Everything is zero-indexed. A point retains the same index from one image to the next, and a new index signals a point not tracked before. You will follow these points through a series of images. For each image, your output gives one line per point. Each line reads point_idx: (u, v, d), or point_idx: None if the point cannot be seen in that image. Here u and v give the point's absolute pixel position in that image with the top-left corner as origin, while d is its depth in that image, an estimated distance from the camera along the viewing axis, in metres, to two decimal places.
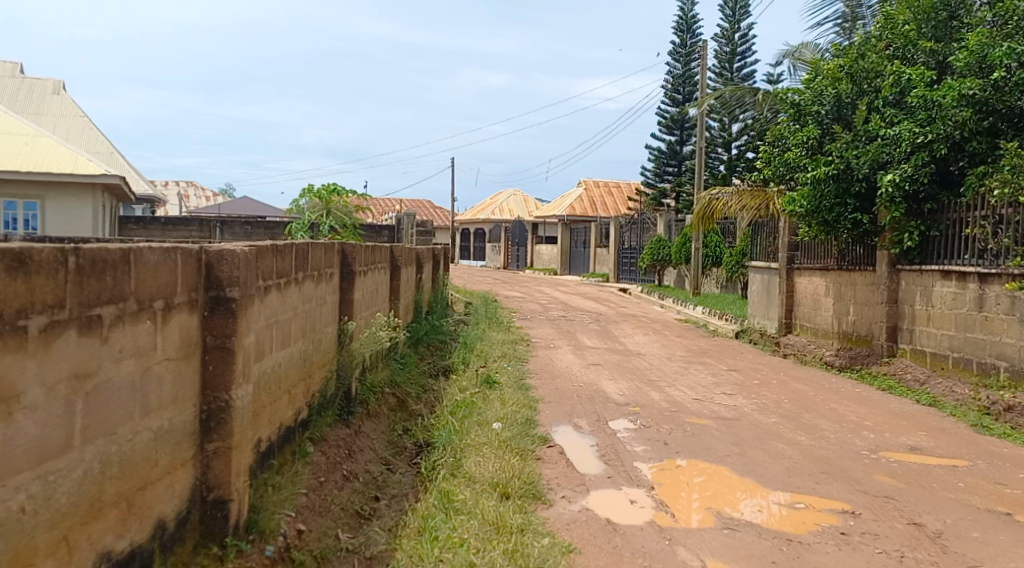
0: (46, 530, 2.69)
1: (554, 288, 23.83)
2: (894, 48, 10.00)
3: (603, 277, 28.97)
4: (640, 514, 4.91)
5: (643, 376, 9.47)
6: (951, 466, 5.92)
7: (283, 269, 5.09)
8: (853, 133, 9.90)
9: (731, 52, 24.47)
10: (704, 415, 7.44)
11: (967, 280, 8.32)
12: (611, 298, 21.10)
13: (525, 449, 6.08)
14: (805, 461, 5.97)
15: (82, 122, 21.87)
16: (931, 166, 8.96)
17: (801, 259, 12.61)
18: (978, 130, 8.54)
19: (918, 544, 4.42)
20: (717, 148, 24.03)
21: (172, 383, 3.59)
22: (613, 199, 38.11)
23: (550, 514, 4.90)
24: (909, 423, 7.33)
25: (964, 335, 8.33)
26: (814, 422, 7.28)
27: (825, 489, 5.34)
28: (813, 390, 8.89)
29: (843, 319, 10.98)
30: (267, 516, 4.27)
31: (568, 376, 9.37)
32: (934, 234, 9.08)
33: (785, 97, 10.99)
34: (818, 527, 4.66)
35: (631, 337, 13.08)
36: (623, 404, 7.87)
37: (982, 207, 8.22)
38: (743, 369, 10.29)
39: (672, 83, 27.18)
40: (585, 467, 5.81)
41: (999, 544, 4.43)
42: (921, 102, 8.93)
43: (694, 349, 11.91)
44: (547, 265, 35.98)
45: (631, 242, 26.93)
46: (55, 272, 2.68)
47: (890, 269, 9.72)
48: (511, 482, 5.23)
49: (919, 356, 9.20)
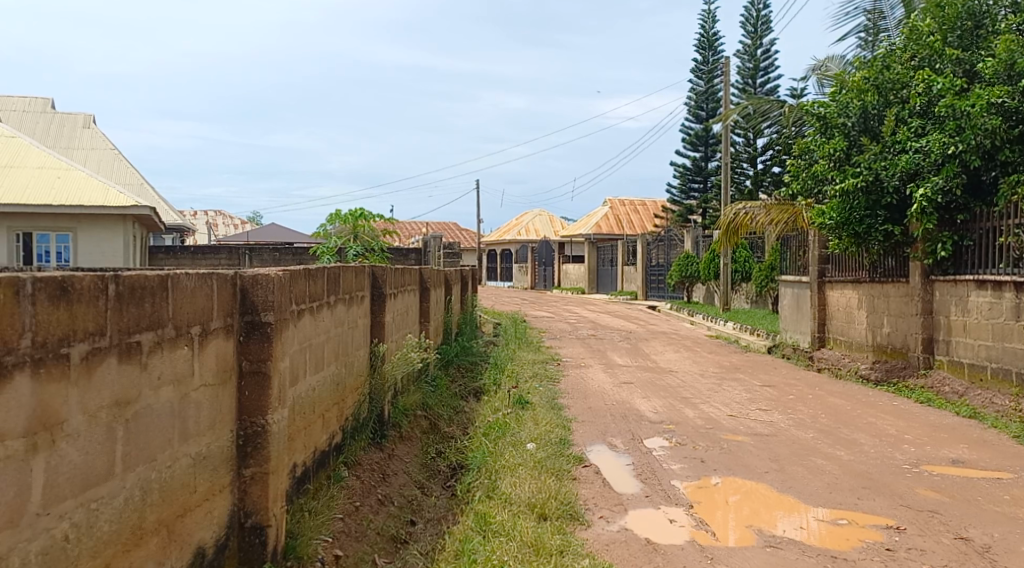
0: (91, 558, 2.71)
1: (581, 307, 23.82)
2: (921, 57, 9.94)
3: (631, 295, 28.85)
4: (679, 533, 4.86)
5: (676, 393, 9.39)
6: (996, 479, 5.78)
7: (315, 294, 5.13)
8: (881, 145, 9.82)
9: (754, 68, 24.44)
10: (740, 432, 7.35)
11: (1002, 288, 8.18)
12: (640, 315, 21.02)
13: (560, 469, 6.05)
14: (845, 476, 5.87)
15: (112, 153, 22.34)
16: (963, 176, 8.85)
17: (832, 272, 12.48)
18: (1011, 137, 8.42)
19: (966, 559, 4.31)
20: (743, 163, 23.93)
21: (209, 409, 3.63)
22: (640, 217, 38.05)
23: (588, 535, 4.86)
24: (951, 435, 7.18)
25: (1003, 345, 8.15)
26: (853, 436, 7.16)
27: (868, 504, 5.24)
28: (850, 404, 8.76)
29: (877, 331, 10.83)
30: (304, 542, 4.29)
31: (601, 395, 9.32)
32: (967, 243, 8.95)
33: (809, 109, 10.92)
34: (863, 544, 4.57)
35: (662, 355, 12.98)
36: (657, 422, 7.80)
37: (1016, 215, 8.08)
38: (777, 384, 10.18)
39: (694, 100, 27.18)
40: (621, 486, 5.76)
41: None
42: (950, 111, 8.85)
43: (727, 365, 11.79)
44: (574, 284, 35.96)
45: (659, 259, 26.84)
46: (96, 300, 2.72)
47: (923, 280, 9.58)
48: (548, 503, 5.21)
49: (956, 368, 9.03)
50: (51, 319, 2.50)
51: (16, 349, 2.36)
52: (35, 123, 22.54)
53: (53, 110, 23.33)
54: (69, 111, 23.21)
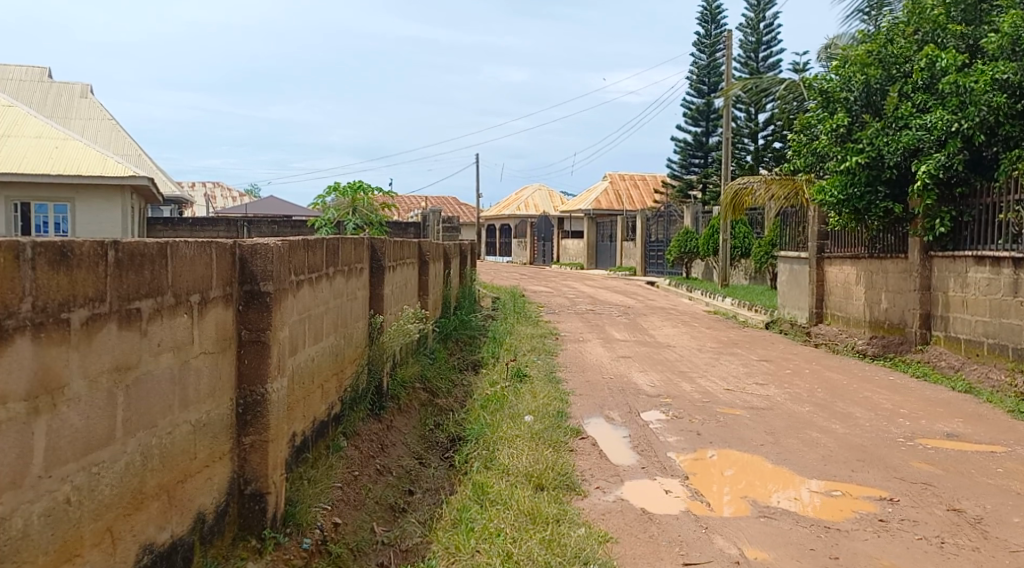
0: (91, 521, 2.73)
1: (580, 283, 23.85)
2: (924, 31, 9.87)
3: (631, 270, 28.85)
4: (675, 503, 4.91)
5: (673, 367, 9.45)
6: (989, 452, 5.83)
7: (314, 265, 5.14)
8: (883, 121, 9.77)
9: (757, 41, 24.26)
10: (736, 405, 7.40)
11: (1001, 265, 8.20)
12: (639, 291, 21.03)
13: (557, 441, 6.09)
14: (840, 449, 5.92)
15: (110, 125, 22.22)
16: (964, 151, 8.81)
17: (831, 248, 12.50)
18: (1013, 113, 8.39)
19: (958, 530, 4.37)
20: (743, 138, 23.79)
21: (210, 376, 3.65)
22: (640, 192, 37.99)
23: (585, 504, 4.91)
24: (945, 410, 7.24)
25: (1000, 321, 8.19)
26: (849, 410, 7.21)
27: (862, 476, 5.30)
28: (846, 379, 8.81)
29: (875, 307, 10.85)
30: (303, 509, 4.33)
31: (599, 368, 9.38)
32: (967, 220, 8.95)
33: (810, 85, 10.85)
34: (856, 515, 4.62)
35: (660, 330, 13.02)
36: (654, 395, 7.85)
37: (1017, 191, 8.08)
38: (774, 358, 10.23)
39: (697, 74, 26.95)
40: (618, 458, 5.81)
41: None
42: (953, 86, 8.82)
43: (724, 341, 11.83)
44: (574, 259, 35.92)
45: (659, 234, 26.79)
46: (95, 266, 2.72)
47: (923, 256, 9.59)
48: (546, 473, 5.26)
49: (953, 343, 9.07)
50: (51, 283, 2.50)
51: (16, 312, 2.36)
52: (31, 93, 22.40)
53: (50, 80, 23.21)
54: (66, 81, 23.04)
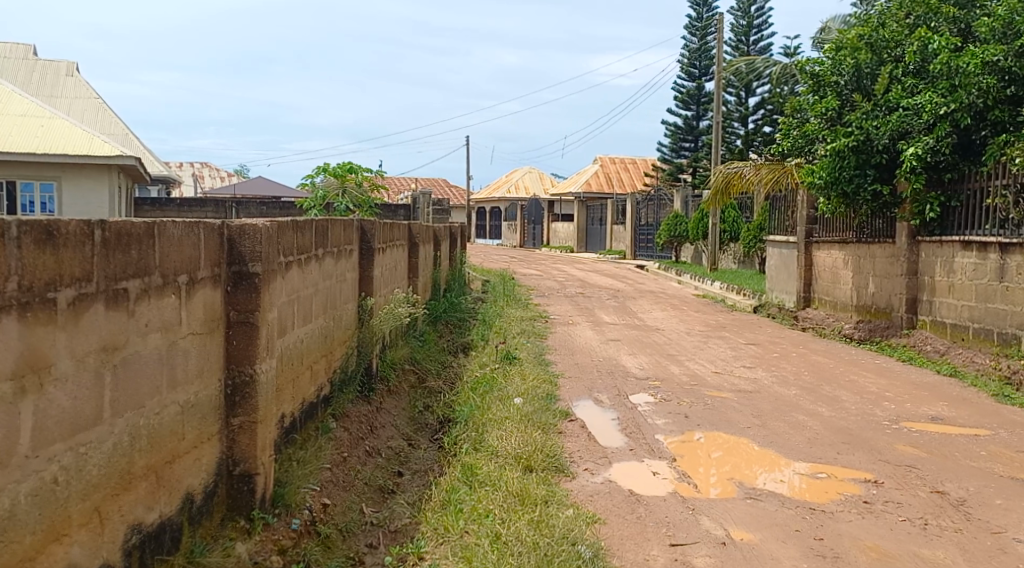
0: (79, 500, 2.73)
1: (570, 266, 23.87)
2: (916, 15, 9.83)
3: (620, 254, 28.88)
4: (662, 485, 4.94)
5: (662, 350, 9.50)
6: (973, 436, 5.89)
7: (303, 246, 5.12)
8: (872, 104, 9.76)
9: (748, 25, 24.20)
10: (724, 388, 7.45)
11: (988, 250, 8.25)
12: (628, 274, 21.07)
13: (546, 423, 6.11)
14: (826, 432, 5.97)
15: (96, 104, 21.97)
16: (953, 136, 8.84)
17: (819, 233, 12.55)
18: (1002, 98, 8.44)
19: (941, 512, 4.41)
20: (734, 122, 23.79)
21: (198, 357, 3.64)
22: (630, 175, 37.97)
23: (573, 486, 4.94)
24: (930, 393, 7.31)
25: (986, 306, 8.26)
26: (835, 393, 7.27)
27: (847, 459, 5.35)
28: (833, 362, 8.88)
29: (862, 292, 10.92)
30: (292, 490, 4.32)
31: (588, 351, 9.41)
32: (954, 205, 9.00)
33: (803, 68, 10.85)
34: (840, 496, 4.67)
35: (649, 313, 13.06)
36: (642, 378, 7.90)
37: (1004, 176, 8.12)
38: (761, 342, 10.29)
39: (688, 58, 26.87)
40: (606, 440, 5.85)
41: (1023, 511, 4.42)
42: (945, 70, 8.83)
43: (713, 324, 11.87)
44: (564, 243, 35.93)
45: (649, 218, 26.82)
46: (82, 245, 2.70)
47: (910, 240, 9.65)
48: (534, 454, 5.27)
49: (939, 328, 9.15)
50: (37, 262, 2.48)
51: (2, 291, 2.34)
52: (16, 70, 22.09)
53: (35, 58, 22.94)
54: (51, 59, 22.73)
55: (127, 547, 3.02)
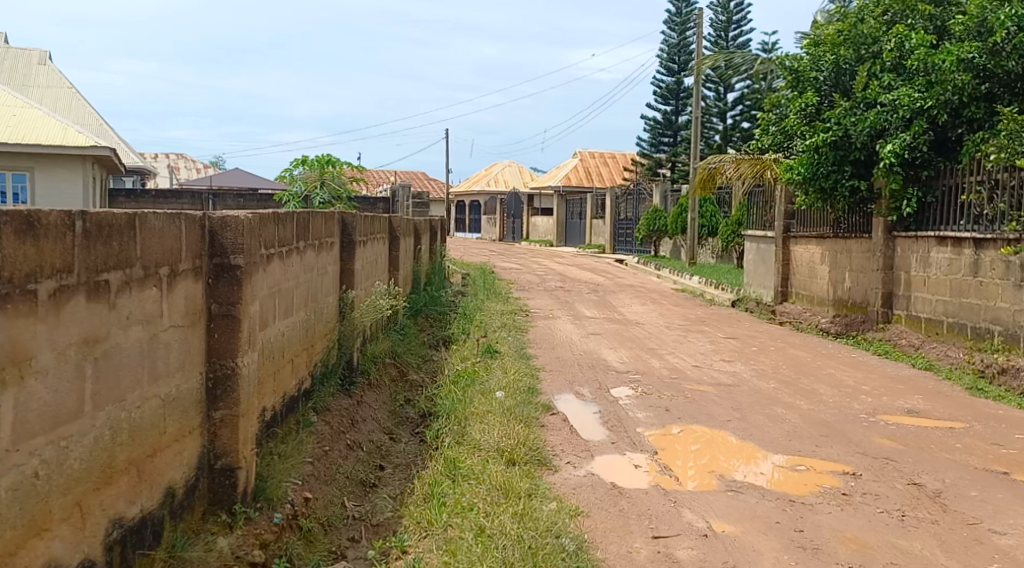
0: (61, 495, 2.69)
1: (548, 260, 23.89)
2: (893, 12, 9.93)
3: (599, 248, 28.96)
4: (643, 477, 4.98)
5: (642, 344, 9.55)
6: (948, 428, 5.99)
7: (284, 238, 5.07)
8: (851, 101, 9.81)
9: (727, 20, 24.34)
10: (704, 382, 7.51)
11: (962, 245, 8.38)
12: (607, 268, 21.15)
13: (528, 417, 6.11)
14: (805, 425, 6.03)
15: (70, 93, 21.62)
16: (930, 132, 8.96)
17: (796, 228, 12.66)
18: (977, 95, 8.55)
19: (918, 503, 4.48)
20: (712, 117, 23.92)
21: (179, 350, 3.60)
22: (610, 170, 38.09)
23: (556, 479, 4.95)
24: (906, 386, 7.41)
25: (960, 301, 8.39)
26: (813, 387, 7.36)
27: (826, 451, 5.41)
28: (810, 356, 8.99)
29: (839, 286, 11.05)
30: (274, 484, 4.29)
31: (569, 345, 9.44)
32: (930, 201, 9.12)
33: (781, 64, 10.93)
34: (819, 489, 4.73)
35: (629, 307, 13.13)
36: (623, 372, 7.94)
37: (978, 172, 8.24)
38: (740, 336, 10.38)
39: (667, 53, 26.99)
40: (588, 434, 5.86)
41: (997, 502, 4.50)
42: (922, 66, 8.93)
43: (692, 318, 11.96)
44: (543, 237, 35.95)
45: (628, 213, 26.91)
46: (63, 236, 2.66)
47: (886, 236, 9.78)
48: (517, 448, 5.28)
49: (914, 322, 9.29)
50: (18, 253, 2.43)
51: None
52: None
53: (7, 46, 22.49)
54: (24, 47, 22.30)
55: (109, 541, 2.98)
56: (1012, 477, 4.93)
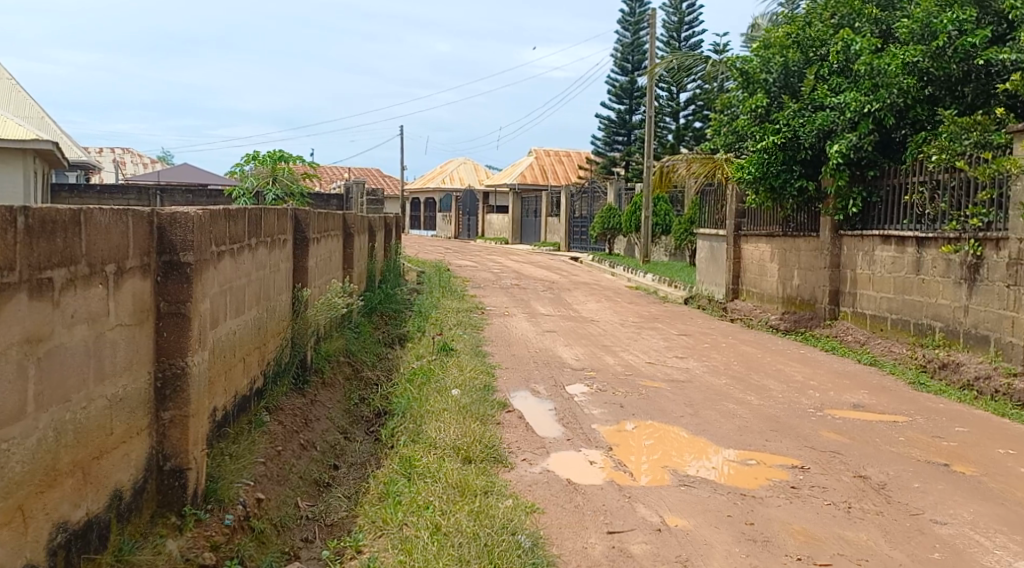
0: (1, 498, 2.61)
1: (504, 258, 23.91)
2: (841, 15, 10.16)
3: (555, 246, 29.07)
4: (598, 474, 5.02)
5: (597, 341, 9.62)
6: (891, 422, 6.16)
7: (235, 236, 4.98)
8: (799, 103, 10.00)
9: (679, 21, 24.65)
10: (658, 378, 7.60)
11: (905, 244, 8.63)
12: (562, 266, 21.27)
13: (484, 415, 6.11)
14: (755, 420, 6.15)
15: (9, 85, 20.89)
16: (875, 134, 9.19)
17: (747, 227, 12.88)
18: (920, 97, 8.81)
19: (863, 495, 4.61)
20: (665, 117, 24.21)
21: (126, 349, 3.51)
22: (564, 168, 38.28)
23: (512, 476, 4.96)
24: (852, 382, 7.61)
25: (903, 298, 8.64)
26: (763, 382, 7.50)
27: (775, 445, 5.53)
28: (760, 352, 9.16)
29: (788, 284, 11.28)
30: (225, 485, 4.22)
31: (524, 343, 9.46)
32: (875, 200, 9.37)
33: (732, 65, 11.12)
34: (769, 482, 4.83)
35: (584, 305, 13.22)
36: (578, 368, 7.99)
37: (921, 173, 8.48)
38: (693, 333, 10.53)
39: (621, 53, 27.23)
40: (544, 431, 5.89)
41: (938, 493, 4.65)
42: (868, 69, 9.12)
43: (646, 315, 12.10)
44: (499, 234, 35.96)
45: (582, 211, 27.08)
46: (3, 232, 2.57)
47: (833, 235, 10.02)
48: (473, 446, 5.27)
49: (859, 319, 9.54)
50: None
51: None
52: None
53: None
54: None
55: (52, 547, 2.90)
56: (951, 468, 5.11)
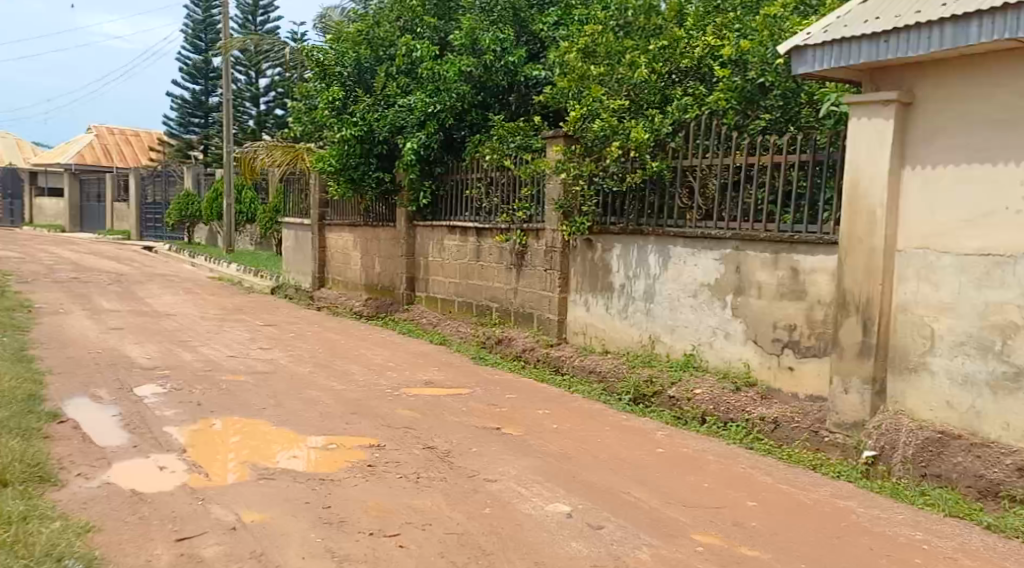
0: None
1: (62, 248, 20.94)
2: (404, 19, 10.73)
3: (126, 234, 26.32)
4: (169, 478, 4.69)
5: (173, 336, 8.96)
6: (457, 395, 6.81)
7: None
8: (373, 98, 10.47)
9: (255, 4, 23.99)
10: (239, 371, 7.35)
11: (468, 233, 9.58)
12: (136, 257, 19.38)
13: (26, 429, 5.28)
14: (336, 405, 6.31)
15: None
16: (439, 134, 9.96)
17: (330, 216, 13.10)
18: (475, 103, 9.78)
19: (431, 464, 5.02)
20: (246, 102, 23.41)
21: None
22: (136, 148, 34.81)
23: (62, 495, 4.38)
24: (425, 361, 8.23)
25: (467, 282, 9.58)
26: (345, 367, 7.72)
27: (354, 428, 5.73)
28: (344, 339, 9.41)
29: (369, 271, 11.75)
30: None
31: (84, 342, 8.41)
32: (442, 193, 10.25)
33: (308, 55, 11.17)
34: (347, 464, 4.99)
35: (159, 298, 12.20)
36: (149, 367, 7.35)
37: (477, 171, 9.45)
38: (278, 323, 10.40)
39: (193, 29, 25.59)
40: (104, 439, 5.31)
41: (492, 454, 5.27)
42: (430, 74, 9.78)
43: (228, 307, 11.61)
44: (57, 222, 31.39)
45: (157, 197, 24.95)
46: None
47: (408, 225, 10.70)
48: (10, 466, 4.53)
49: (432, 302, 10.33)
50: None
51: None
52: None
53: None
54: None
55: None
56: (503, 431, 5.83)
